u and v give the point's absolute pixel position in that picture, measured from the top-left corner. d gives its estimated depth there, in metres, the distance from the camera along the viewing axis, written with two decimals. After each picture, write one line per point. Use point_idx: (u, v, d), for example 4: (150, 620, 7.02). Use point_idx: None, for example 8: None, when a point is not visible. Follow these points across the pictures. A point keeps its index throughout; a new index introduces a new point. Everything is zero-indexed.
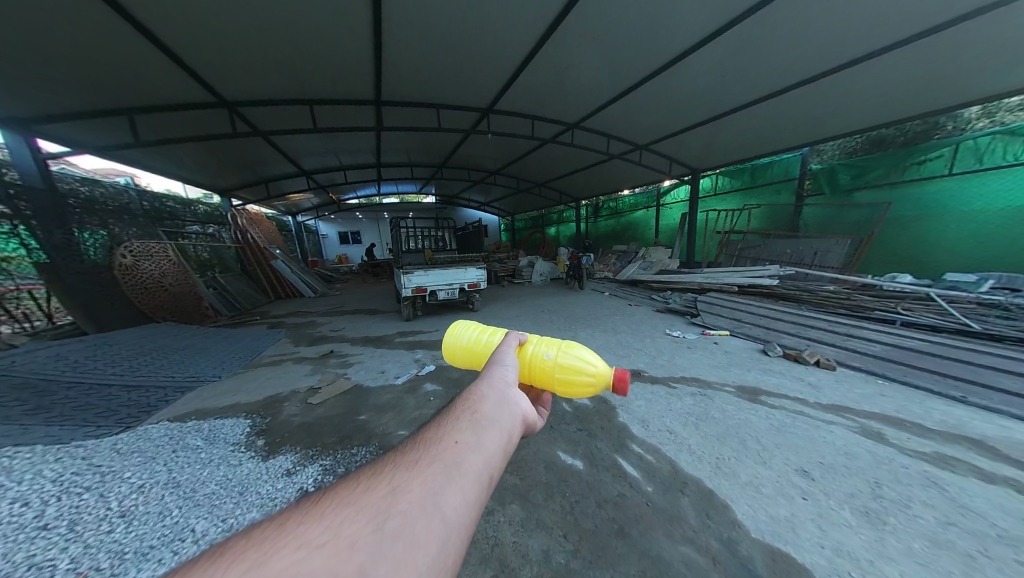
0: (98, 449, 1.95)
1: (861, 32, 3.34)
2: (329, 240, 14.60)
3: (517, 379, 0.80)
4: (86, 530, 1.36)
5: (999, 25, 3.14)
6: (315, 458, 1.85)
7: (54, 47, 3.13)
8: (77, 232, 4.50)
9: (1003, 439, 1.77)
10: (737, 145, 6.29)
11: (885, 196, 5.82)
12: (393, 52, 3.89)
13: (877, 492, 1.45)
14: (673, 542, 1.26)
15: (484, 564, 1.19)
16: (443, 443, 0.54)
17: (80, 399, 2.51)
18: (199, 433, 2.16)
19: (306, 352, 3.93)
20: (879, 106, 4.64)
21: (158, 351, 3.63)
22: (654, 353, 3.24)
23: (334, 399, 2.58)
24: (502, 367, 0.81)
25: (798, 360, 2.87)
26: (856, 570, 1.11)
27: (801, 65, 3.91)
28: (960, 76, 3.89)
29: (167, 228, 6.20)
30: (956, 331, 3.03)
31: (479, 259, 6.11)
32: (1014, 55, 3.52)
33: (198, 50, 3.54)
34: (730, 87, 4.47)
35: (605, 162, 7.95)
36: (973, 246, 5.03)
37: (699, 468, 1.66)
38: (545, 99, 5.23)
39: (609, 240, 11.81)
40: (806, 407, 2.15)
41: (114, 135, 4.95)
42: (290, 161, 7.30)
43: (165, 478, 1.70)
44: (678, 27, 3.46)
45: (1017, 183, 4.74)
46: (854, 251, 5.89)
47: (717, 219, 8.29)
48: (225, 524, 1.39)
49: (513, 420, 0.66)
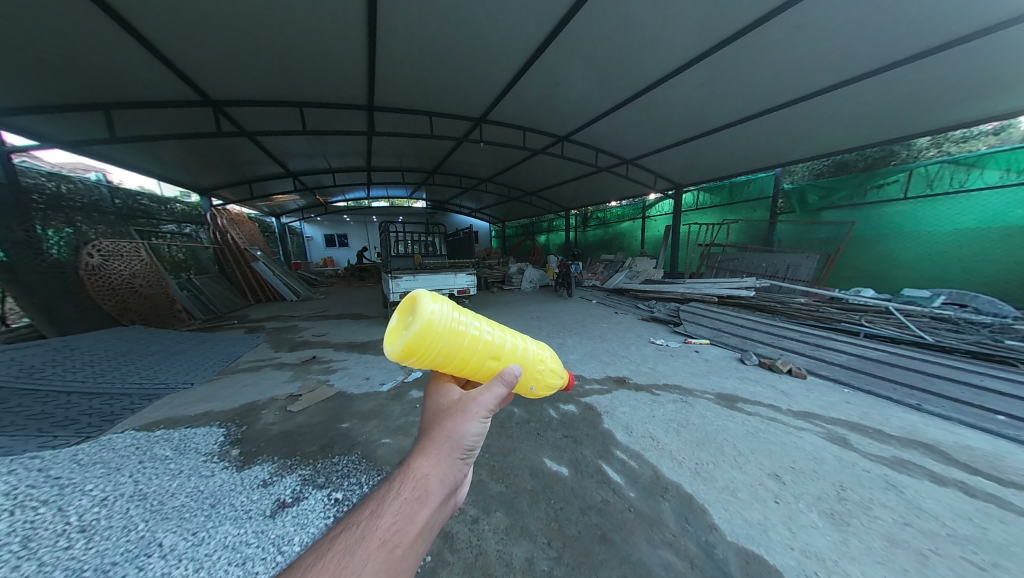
0: (57, 459, 1.83)
1: (825, 66, 3.66)
2: (314, 242, 14.30)
3: (474, 434, 0.76)
4: (42, 546, 1.27)
5: (940, 66, 3.51)
6: (294, 468, 1.80)
7: (32, 37, 3.03)
8: (39, 229, 4.27)
9: (953, 444, 1.92)
10: (718, 162, 6.60)
11: (849, 215, 6.26)
12: (387, 58, 3.94)
13: (842, 495, 1.54)
14: (654, 547, 1.29)
15: (468, 573, 1.19)
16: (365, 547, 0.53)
17: (37, 408, 2.34)
18: (168, 442, 2.06)
19: (285, 358, 3.80)
20: (844, 133, 5.03)
21: (124, 357, 3.42)
22: (638, 360, 3.33)
23: (316, 407, 2.52)
24: (462, 433, 0.75)
25: (772, 368, 3.02)
26: (822, 570, 1.17)
27: (774, 93, 4.22)
28: (912, 110, 4.29)
29: (140, 226, 5.96)
30: (911, 343, 3.28)
31: (468, 264, 6.13)
32: (957, 94, 3.92)
33: (183, 47, 3.46)
34: (709, 109, 4.75)
35: (592, 174, 8.20)
36: (927, 264, 5.44)
37: (679, 473, 1.71)
38: (536, 112, 5.40)
39: (597, 249, 12.06)
40: (779, 414, 2.26)
41: (87, 130, 4.73)
42: (276, 162, 7.15)
43: (132, 490, 1.61)
44: (660, 51, 3.67)
45: (965, 207, 5.20)
46: (822, 265, 6.27)
47: (699, 232, 8.63)
48: (195, 537, 1.33)
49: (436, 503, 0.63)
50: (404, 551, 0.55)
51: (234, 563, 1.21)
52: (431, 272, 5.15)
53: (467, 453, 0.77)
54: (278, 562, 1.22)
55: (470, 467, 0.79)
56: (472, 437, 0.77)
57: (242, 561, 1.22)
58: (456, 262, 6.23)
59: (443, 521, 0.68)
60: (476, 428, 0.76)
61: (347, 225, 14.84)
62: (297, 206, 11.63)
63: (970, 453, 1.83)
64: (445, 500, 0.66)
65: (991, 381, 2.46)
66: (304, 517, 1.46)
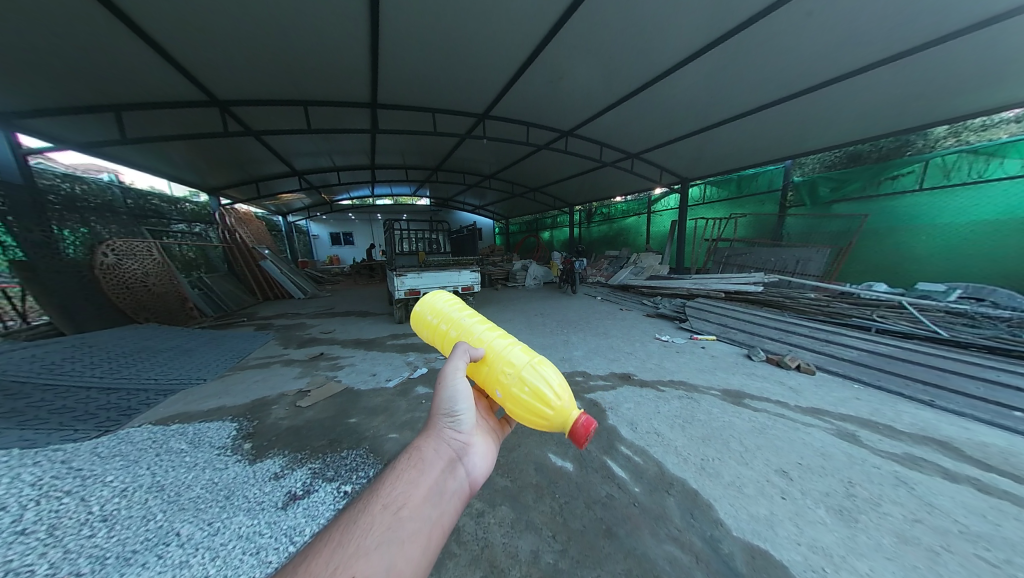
0: (79, 452, 1.89)
1: (838, 53, 3.54)
2: (321, 240, 14.47)
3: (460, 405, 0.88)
4: (66, 535, 1.32)
5: (960, 52, 3.39)
6: (304, 462, 1.84)
7: (46, 42, 3.10)
8: (56, 229, 4.39)
9: (967, 440, 1.88)
10: (726, 155, 6.48)
11: (861, 208, 6.11)
12: (390, 55, 3.92)
13: (851, 491, 1.52)
14: (659, 541, 1.29)
15: (474, 565, 1.21)
16: (374, 511, 0.63)
17: (57, 402, 2.42)
18: (184, 436, 2.12)
19: (294, 355, 3.87)
20: (857, 123, 4.89)
21: (139, 354, 3.53)
22: (644, 357, 3.32)
23: (325, 402, 2.57)
24: (450, 412, 0.87)
25: (780, 364, 2.98)
26: (829, 565, 1.16)
27: (783, 83, 4.12)
28: (929, 98, 4.15)
29: (151, 226, 6.09)
30: (925, 338, 3.20)
31: (472, 261, 6.14)
32: (977, 80, 3.78)
33: (190, 48, 3.50)
34: (717, 100, 4.65)
35: (597, 169, 8.11)
36: (943, 258, 5.29)
37: (684, 469, 1.71)
38: (540, 107, 5.34)
39: (602, 245, 11.97)
40: (787, 410, 2.24)
41: (98, 131, 4.82)
42: (282, 161, 7.21)
43: (150, 482, 1.67)
44: (667, 41, 3.59)
45: (986, 198, 5.02)
46: (833, 259, 6.13)
47: (706, 227, 8.49)
48: (210, 527, 1.37)
49: (436, 471, 0.74)
50: (408, 509, 0.64)
51: (248, 552, 1.25)
52: (435, 269, 5.17)
53: (455, 420, 0.87)
54: (290, 551, 1.26)
55: (468, 432, 0.88)
56: (452, 404, 0.87)
57: (256, 550, 1.26)
58: (460, 259, 6.24)
59: (452, 484, 0.75)
60: (461, 401, 0.88)
61: (352, 223, 14.96)
62: (302, 205, 11.75)
63: (984, 449, 1.79)
64: (445, 465, 0.76)
65: (1008, 377, 2.40)
66: (314, 509, 1.49)
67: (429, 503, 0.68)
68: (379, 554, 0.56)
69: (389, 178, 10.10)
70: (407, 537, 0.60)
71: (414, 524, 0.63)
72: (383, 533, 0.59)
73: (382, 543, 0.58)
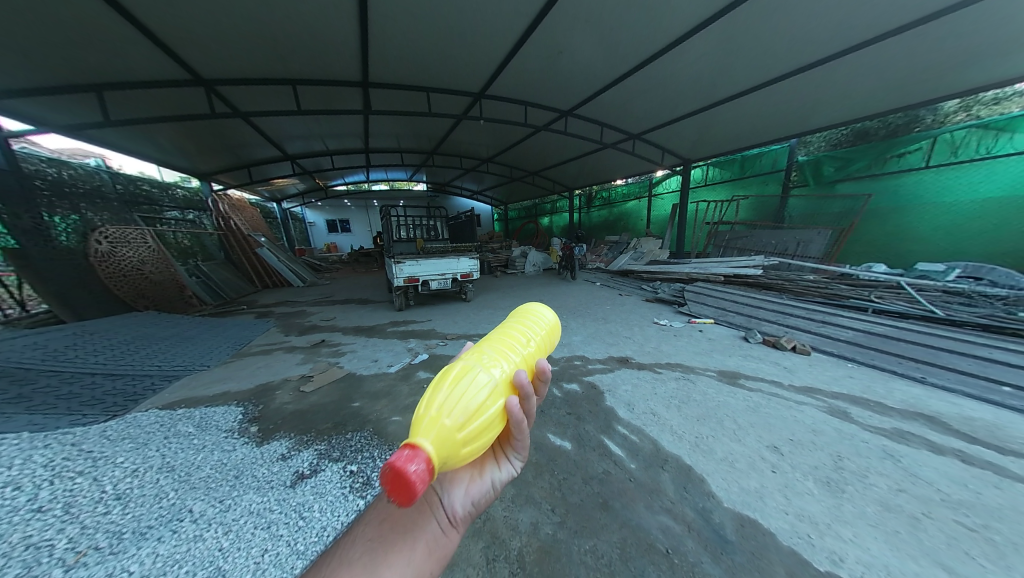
0: (88, 435, 1.93)
1: (849, 22, 3.37)
2: (317, 227, 14.31)
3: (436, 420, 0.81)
4: (82, 511, 1.38)
5: (977, 21, 3.24)
6: (310, 443, 1.89)
7: (15, 17, 2.92)
8: (47, 217, 4.32)
9: (954, 415, 1.94)
10: (729, 135, 6.31)
11: (865, 187, 6.02)
12: (379, 31, 3.74)
13: (839, 464, 1.58)
14: (653, 512, 1.35)
15: (475, 537, 1.26)
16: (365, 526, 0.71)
17: (64, 387, 2.46)
18: (190, 420, 2.17)
19: (296, 341, 3.91)
20: (867, 97, 4.73)
21: (140, 341, 3.55)
22: (642, 341, 3.35)
23: (327, 387, 2.62)
24: None
25: (776, 346, 3.02)
26: (814, 532, 1.22)
27: (791, 56, 3.95)
28: (941, 70, 4.00)
29: (144, 213, 5.99)
30: (921, 317, 3.23)
31: (472, 248, 6.09)
32: (992, 51, 3.62)
33: (168, 24, 3.31)
34: (721, 76, 4.48)
35: (598, 151, 7.90)
36: (942, 238, 5.28)
37: (679, 446, 1.76)
38: (537, 86, 5.15)
39: (601, 230, 11.86)
40: (781, 390, 2.28)
41: (80, 113, 4.64)
42: (273, 144, 7.01)
43: (159, 463, 1.72)
44: (671, 12, 3.41)
45: (995, 174, 4.93)
46: (834, 241, 6.10)
47: (707, 211, 8.39)
48: (222, 504, 1.43)
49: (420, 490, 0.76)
50: (391, 522, 0.70)
51: (259, 526, 1.31)
52: (433, 256, 5.13)
53: None
54: (300, 525, 1.32)
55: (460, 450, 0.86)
56: None
57: (267, 525, 1.31)
58: (459, 246, 6.18)
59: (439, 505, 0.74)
60: None
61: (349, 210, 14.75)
62: (297, 190, 11.52)
63: (971, 423, 1.85)
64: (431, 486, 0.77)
65: (999, 354, 2.44)
66: (322, 486, 1.54)
67: (411, 519, 0.71)
68: (361, 562, 0.61)
69: (384, 162, 9.84)
70: (390, 550, 0.64)
71: (399, 538, 0.66)
72: (366, 544, 0.66)
73: (366, 551, 0.64)
